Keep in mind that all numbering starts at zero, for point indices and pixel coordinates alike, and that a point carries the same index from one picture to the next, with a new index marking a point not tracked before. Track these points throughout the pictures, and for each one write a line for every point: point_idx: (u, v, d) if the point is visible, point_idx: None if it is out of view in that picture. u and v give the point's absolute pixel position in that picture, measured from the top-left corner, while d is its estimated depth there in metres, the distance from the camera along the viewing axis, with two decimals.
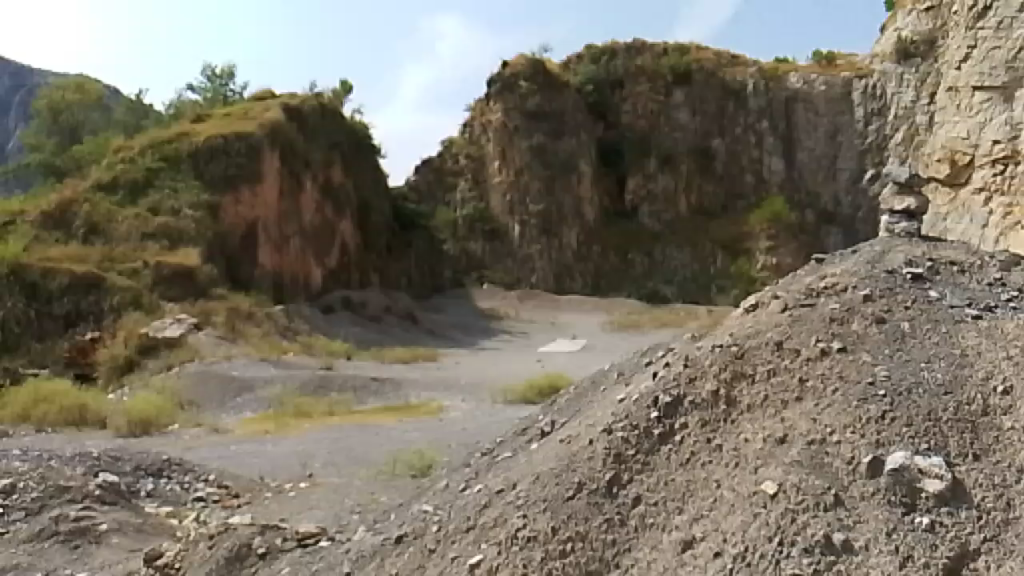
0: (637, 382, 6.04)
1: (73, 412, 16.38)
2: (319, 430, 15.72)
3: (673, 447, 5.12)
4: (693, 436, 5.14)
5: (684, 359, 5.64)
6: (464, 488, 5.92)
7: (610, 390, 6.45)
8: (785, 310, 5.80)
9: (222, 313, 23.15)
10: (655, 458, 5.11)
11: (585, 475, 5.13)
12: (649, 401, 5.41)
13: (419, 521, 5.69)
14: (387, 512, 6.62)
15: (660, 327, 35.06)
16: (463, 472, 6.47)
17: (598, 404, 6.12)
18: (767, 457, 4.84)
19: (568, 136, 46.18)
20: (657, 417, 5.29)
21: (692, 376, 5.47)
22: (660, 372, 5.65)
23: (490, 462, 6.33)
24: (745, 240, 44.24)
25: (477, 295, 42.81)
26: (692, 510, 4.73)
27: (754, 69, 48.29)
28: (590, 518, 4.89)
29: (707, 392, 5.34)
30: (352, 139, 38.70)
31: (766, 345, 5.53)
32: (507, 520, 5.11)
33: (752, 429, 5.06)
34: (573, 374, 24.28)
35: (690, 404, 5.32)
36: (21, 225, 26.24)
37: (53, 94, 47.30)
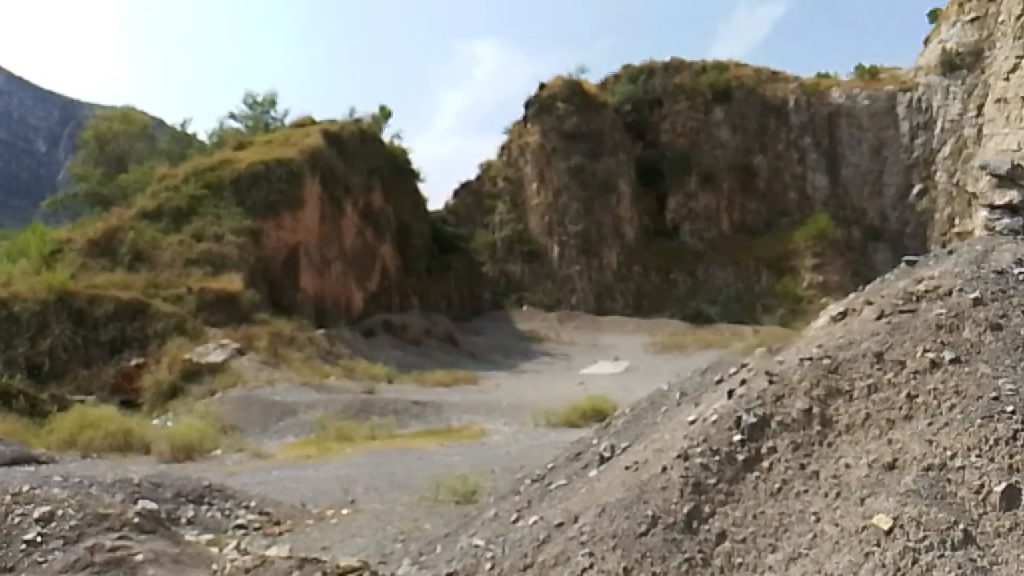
0: (707, 401, 5.78)
1: (118, 438, 16.36)
2: (361, 454, 15.50)
3: (760, 475, 4.91)
4: (784, 462, 4.92)
5: (769, 374, 5.47)
6: (517, 520, 5.64)
7: (676, 410, 6.16)
8: (882, 317, 5.68)
9: (265, 338, 23.17)
10: (740, 488, 4.88)
11: (659, 508, 4.90)
12: (731, 423, 5.21)
13: (469, 558, 5.41)
14: (432, 543, 6.29)
15: (704, 348, 34.32)
16: (514, 499, 6.16)
17: (666, 426, 5.84)
18: (877, 485, 4.59)
19: (607, 156, 45.90)
20: (741, 441, 5.10)
21: (779, 396, 5.29)
22: (740, 392, 5.46)
23: (543, 490, 6.01)
24: (790, 257, 43.27)
25: (516, 318, 42.59)
26: (787, 548, 4.46)
27: (795, 86, 47.69)
28: (668, 557, 4.64)
29: (798, 411, 5.15)
30: (391, 164, 38.84)
31: (863, 357, 5.35)
32: (570, 558, 4.87)
33: (855, 453, 4.83)
34: (618, 396, 23.80)
35: (778, 425, 5.13)
36: (68, 254, 26.63)
37: (100, 125, 48.37)
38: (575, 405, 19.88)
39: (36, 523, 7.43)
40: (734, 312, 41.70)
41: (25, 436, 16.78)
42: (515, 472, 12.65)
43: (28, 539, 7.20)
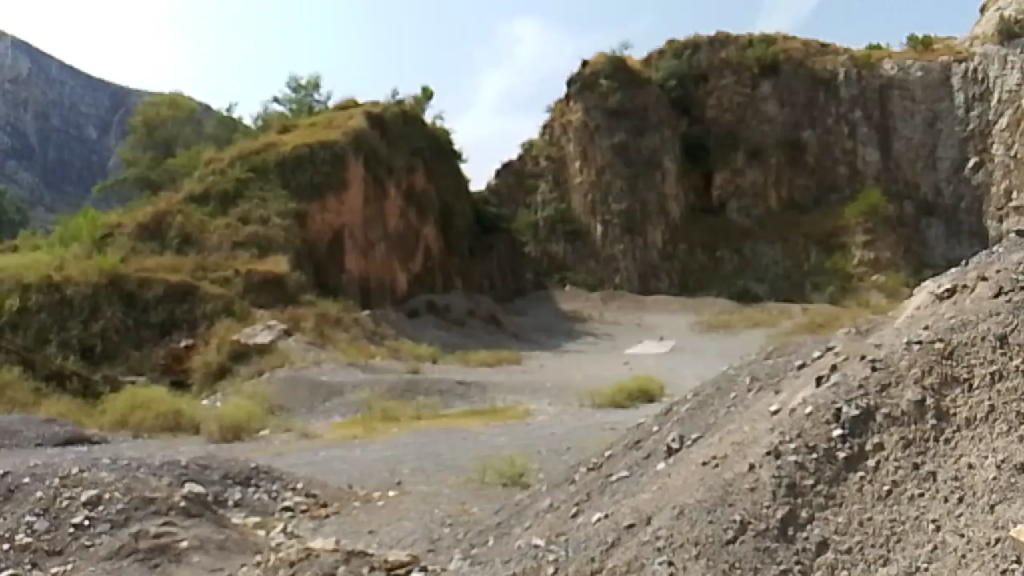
0: (796, 391, 5.37)
1: (168, 418, 16.44)
2: (408, 434, 15.43)
3: (865, 475, 4.46)
4: (895, 461, 4.45)
5: (873, 364, 5.02)
6: (576, 517, 5.38)
7: (754, 397, 5.83)
8: (1000, 296, 5.10)
9: (311, 319, 23.23)
10: (842, 489, 4.43)
11: (748, 513, 4.46)
12: (830, 416, 4.77)
13: (530, 560, 5.00)
14: (482, 534, 6.07)
15: (752, 327, 33.63)
16: (570, 491, 5.92)
17: (744, 418, 5.46)
18: (1009, 490, 4.07)
19: (651, 133, 45.05)
20: (841, 436, 4.65)
21: (885, 384, 4.86)
22: (837, 382, 5.02)
23: (604, 483, 5.73)
24: (841, 234, 42.17)
25: (559, 298, 42.28)
26: (902, 562, 3.98)
27: (845, 58, 46.51)
28: (762, 568, 4.19)
29: (908, 403, 4.68)
30: (434, 144, 38.66)
31: (981, 342, 4.81)
32: (644, 566, 4.45)
33: (978, 452, 4.31)
34: (664, 376, 23.52)
35: (884, 418, 4.68)
36: (118, 237, 26.93)
37: (148, 111, 49.05)
38: (622, 385, 19.65)
39: (83, 507, 7.35)
40: (783, 290, 40.70)
41: (79, 417, 17.02)
42: (563, 455, 12.50)
43: (75, 523, 7.14)
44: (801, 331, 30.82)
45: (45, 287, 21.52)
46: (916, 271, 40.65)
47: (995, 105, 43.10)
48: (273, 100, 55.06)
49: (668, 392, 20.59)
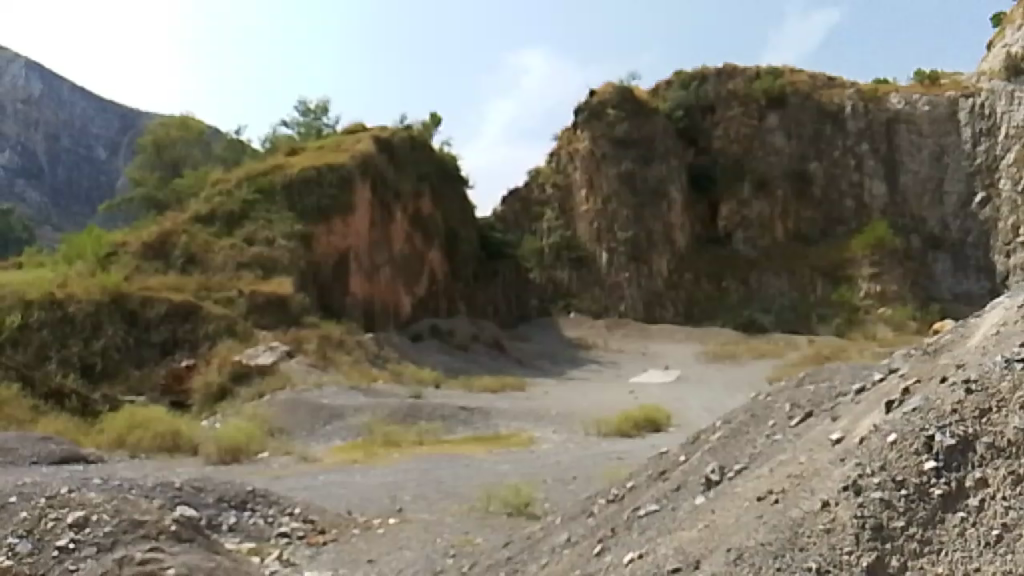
0: (870, 416, 4.81)
1: (166, 438, 16.10)
2: (409, 460, 15.05)
3: (967, 517, 3.87)
4: (1004, 501, 3.84)
5: (967, 384, 4.40)
6: (601, 554, 5.08)
7: (808, 424, 5.45)
8: None
9: (314, 341, 22.94)
10: (939, 533, 3.86)
11: (825, 560, 3.94)
12: (919, 446, 4.19)
13: None
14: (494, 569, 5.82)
15: (758, 358, 33.18)
16: (591, 526, 5.65)
17: (797, 447, 5.06)
18: None
19: (657, 162, 44.96)
20: (934, 470, 4.08)
21: (984, 410, 4.23)
22: (922, 406, 4.43)
23: (630, 518, 5.42)
24: (847, 266, 41.80)
25: (563, 325, 41.94)
26: None
27: (853, 91, 46.50)
28: None
29: (1013, 431, 4.06)
30: (441, 170, 38.53)
31: None
32: None
33: None
34: (670, 405, 23.12)
35: (984, 450, 4.08)
36: (123, 256, 26.72)
37: (158, 131, 49.15)
38: (627, 414, 19.28)
39: (70, 529, 7.01)
40: (788, 321, 40.25)
41: (76, 435, 16.71)
42: (569, 485, 12.10)
43: (60, 546, 6.79)
44: (808, 363, 30.41)
45: (47, 304, 21.10)
46: (923, 304, 40.16)
47: (1002, 140, 42.76)
48: (282, 123, 55.20)
49: (674, 422, 20.20)
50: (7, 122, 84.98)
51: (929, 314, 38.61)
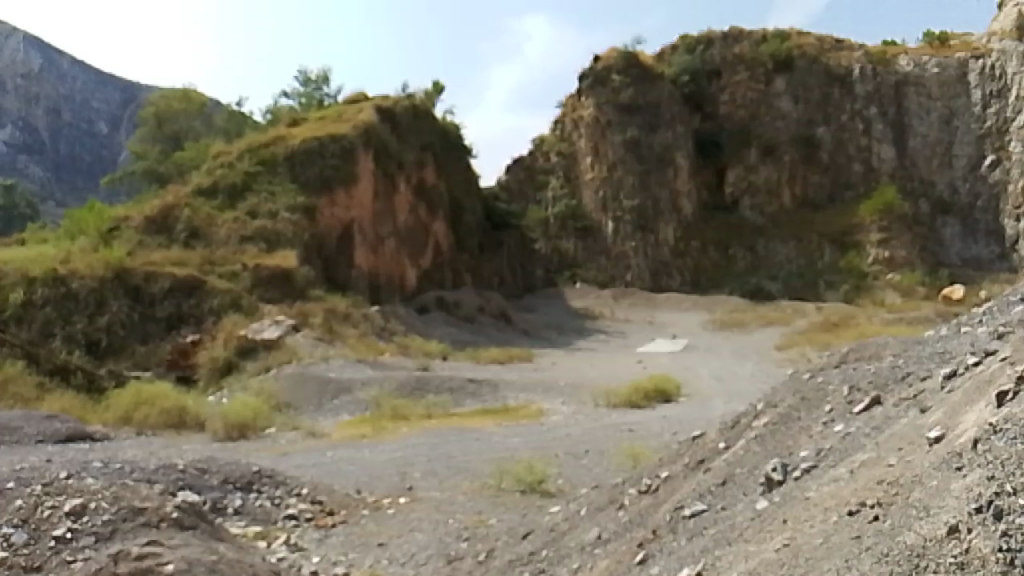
0: (981, 414, 4.10)
1: (173, 415, 15.85)
2: (416, 434, 14.77)
3: None
4: None
5: None
6: (647, 561, 4.81)
7: (890, 420, 4.91)
8: None
9: (320, 315, 22.64)
10: None
11: None
12: None
13: None
14: (524, 564, 5.82)
15: (766, 326, 32.79)
16: (628, 525, 5.51)
17: (881, 446, 4.54)
18: None
19: (664, 128, 44.34)
20: None
21: None
22: None
23: (676, 516, 5.20)
24: (856, 232, 41.20)
25: (569, 295, 41.55)
26: None
27: (861, 54, 45.82)
28: None
29: None
30: (445, 139, 38.02)
31: None
32: None
33: None
34: (680, 375, 22.82)
35: None
36: (125, 231, 26.36)
37: (159, 104, 48.61)
38: (636, 385, 19.00)
39: (66, 518, 6.74)
40: (797, 289, 39.68)
41: (82, 412, 16.46)
42: (583, 459, 11.82)
43: (57, 535, 6.52)
44: (818, 330, 30.00)
45: (50, 280, 20.76)
46: (932, 269, 39.55)
47: (1013, 101, 42.31)
48: (282, 94, 54.59)
49: (685, 392, 19.95)
50: (7, 97, 84.77)
51: (938, 279, 38.12)
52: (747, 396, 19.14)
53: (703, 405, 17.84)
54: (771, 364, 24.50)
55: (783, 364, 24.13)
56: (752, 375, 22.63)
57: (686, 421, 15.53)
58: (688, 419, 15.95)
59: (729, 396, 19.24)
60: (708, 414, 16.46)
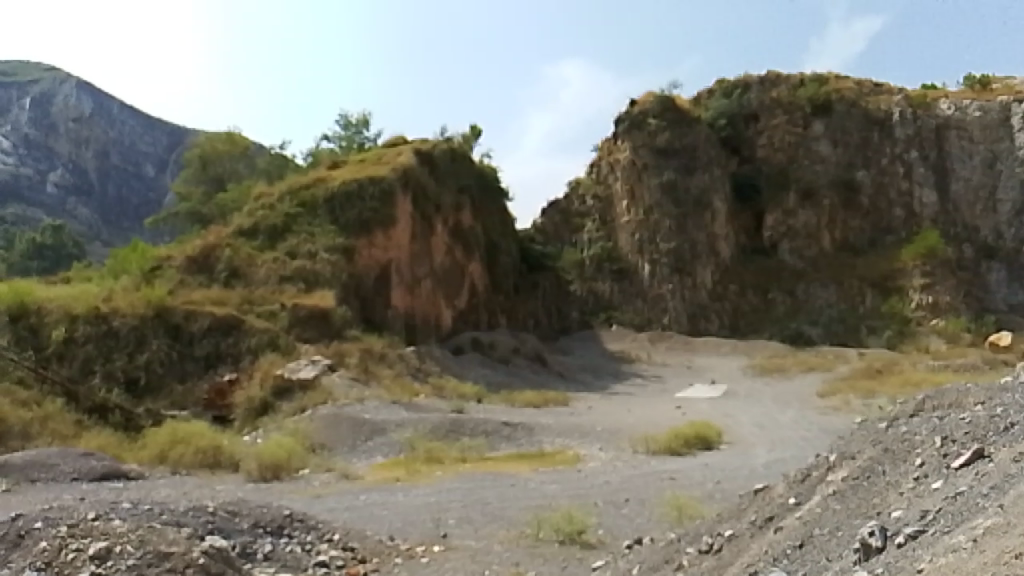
0: None
1: (209, 455, 15.75)
2: (452, 479, 14.49)
3: None
4: None
5: None
6: None
7: (1002, 478, 4.58)
8: None
9: (356, 355, 22.58)
10: None
11: None
12: None
13: None
14: None
15: (807, 372, 32.05)
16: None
17: (1006, 510, 4.03)
18: None
19: (700, 172, 44.17)
20: None
21: None
22: None
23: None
24: (898, 277, 40.38)
25: (605, 338, 41.11)
26: None
27: (900, 98, 45.51)
28: None
29: None
30: (482, 182, 38.19)
31: None
32: None
33: None
34: (719, 421, 22.32)
35: None
36: (167, 270, 26.71)
37: (204, 146, 49.60)
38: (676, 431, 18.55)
39: (91, 562, 6.57)
40: (837, 335, 38.82)
41: (118, 450, 16.44)
42: (623, 508, 11.50)
43: None
44: (860, 377, 29.25)
45: (93, 318, 20.95)
46: (977, 316, 38.60)
47: None
48: (323, 138, 55.49)
49: (725, 439, 19.46)
50: (59, 140, 87.36)
51: (984, 326, 37.13)
52: (790, 443, 18.61)
53: (745, 453, 17.37)
54: (813, 411, 23.83)
55: (825, 411, 23.48)
56: (793, 422, 22.03)
57: (728, 469, 15.08)
58: (730, 466, 15.51)
59: (770, 443, 18.77)
60: (750, 462, 16.01)
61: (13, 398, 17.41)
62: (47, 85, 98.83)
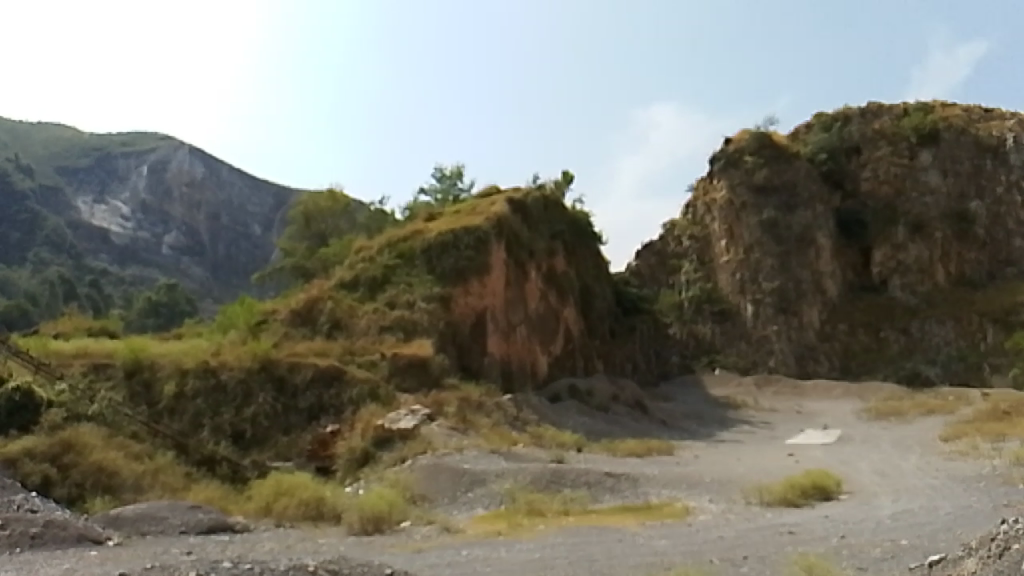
0: None
1: (312, 507, 15.61)
2: (556, 532, 13.85)
3: None
4: None
5: None
6: None
7: None
8: None
9: (454, 404, 22.29)
10: None
11: None
12: None
13: None
14: None
15: (927, 415, 29.97)
16: None
17: None
18: None
19: (802, 208, 42.74)
20: None
21: None
22: None
23: None
24: (1021, 311, 37.61)
25: (708, 382, 39.61)
26: None
27: (1013, 122, 43.36)
28: None
29: None
30: (575, 228, 37.90)
31: None
32: None
33: None
34: (838, 469, 20.90)
35: None
36: (273, 323, 27.37)
37: (308, 203, 51.17)
38: (791, 480, 17.43)
39: None
40: (958, 375, 36.34)
41: (225, 503, 16.49)
42: (744, 567, 10.69)
43: None
44: (988, 419, 27.05)
45: (202, 372, 21.40)
46: None
47: None
48: (420, 191, 56.58)
49: (846, 489, 18.21)
50: (174, 205, 92.97)
51: None
52: (919, 493, 17.14)
53: (869, 504, 16.12)
54: (938, 457, 22.06)
55: (952, 457, 21.67)
56: (918, 469, 20.38)
57: (852, 522, 13.90)
58: (853, 519, 14.29)
59: (897, 493, 17.40)
60: (876, 514, 14.79)
61: (127, 452, 17.71)
62: (162, 153, 104.86)
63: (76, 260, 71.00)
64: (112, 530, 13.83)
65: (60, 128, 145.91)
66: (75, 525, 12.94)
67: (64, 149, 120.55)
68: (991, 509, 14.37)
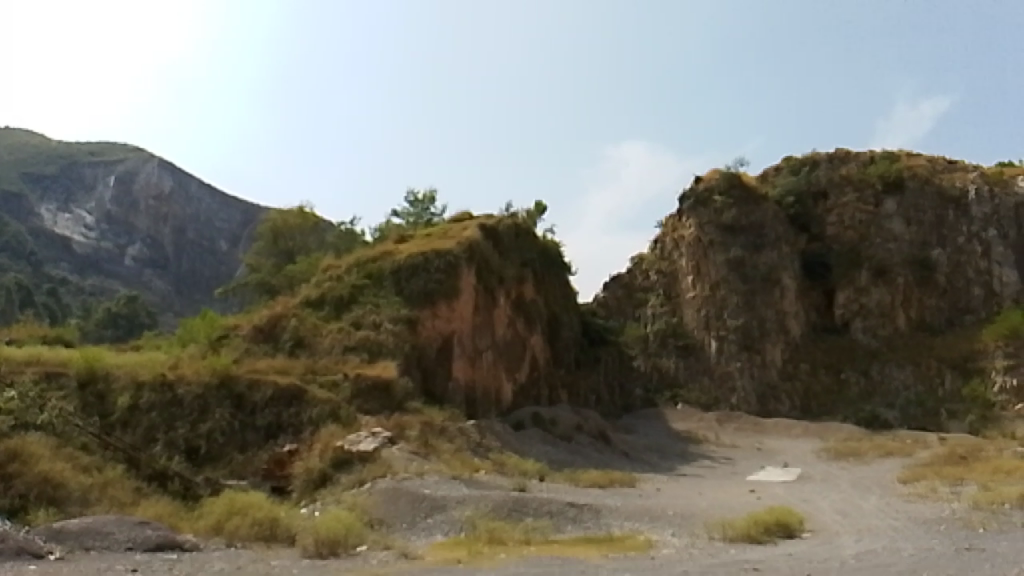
0: None
1: (265, 527, 15.07)
2: (518, 562, 13.45)
3: None
4: None
5: None
6: None
7: None
8: None
9: (416, 427, 21.87)
10: None
11: None
12: None
13: None
14: None
15: (885, 457, 30.11)
16: None
17: None
18: None
19: (769, 248, 43.15)
20: None
21: None
22: None
23: None
24: (978, 358, 37.86)
25: (670, 416, 39.49)
26: None
27: (975, 174, 44.33)
28: None
29: None
30: (545, 257, 37.85)
31: None
32: None
33: None
34: (801, 508, 20.76)
35: None
36: (234, 339, 26.87)
37: (276, 221, 50.59)
38: (754, 517, 17.27)
39: None
40: (915, 418, 36.59)
41: (175, 520, 15.91)
42: None
43: None
44: (945, 463, 27.20)
45: (158, 385, 20.78)
46: None
47: None
48: (391, 214, 56.30)
49: (808, 527, 18.09)
50: (139, 216, 91.51)
51: None
52: (881, 534, 17.03)
53: (831, 543, 16.01)
54: (897, 498, 22.07)
55: (911, 499, 21.68)
56: (879, 510, 20.32)
57: (816, 561, 13.70)
58: (817, 558, 14.11)
59: (859, 533, 17.31)
60: (839, 553, 14.62)
61: (75, 463, 17.04)
62: (131, 164, 103.67)
63: (34, 268, 69.51)
64: (53, 544, 13.19)
65: (28, 136, 143.69)
66: (15, 537, 12.33)
67: (29, 155, 118.63)
68: (954, 552, 14.22)
